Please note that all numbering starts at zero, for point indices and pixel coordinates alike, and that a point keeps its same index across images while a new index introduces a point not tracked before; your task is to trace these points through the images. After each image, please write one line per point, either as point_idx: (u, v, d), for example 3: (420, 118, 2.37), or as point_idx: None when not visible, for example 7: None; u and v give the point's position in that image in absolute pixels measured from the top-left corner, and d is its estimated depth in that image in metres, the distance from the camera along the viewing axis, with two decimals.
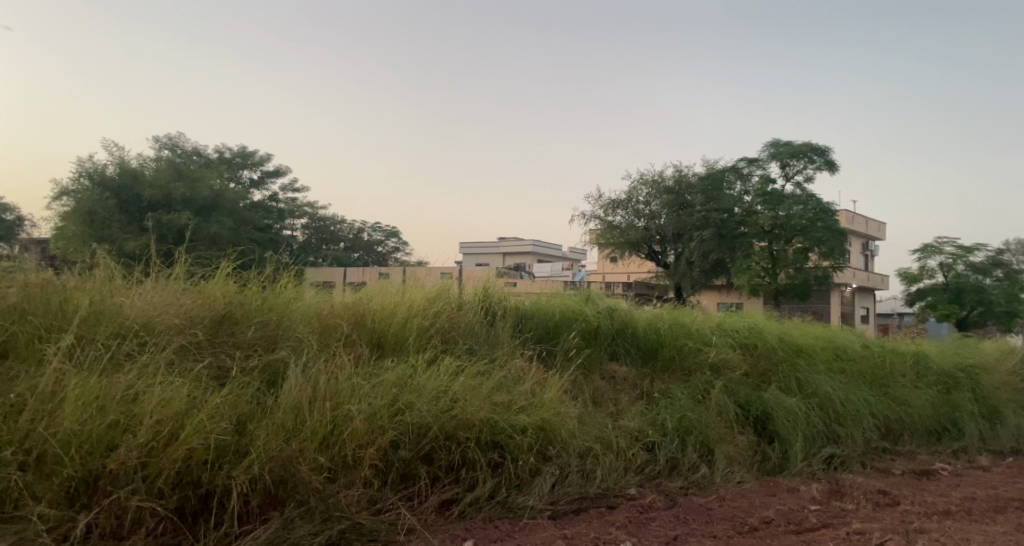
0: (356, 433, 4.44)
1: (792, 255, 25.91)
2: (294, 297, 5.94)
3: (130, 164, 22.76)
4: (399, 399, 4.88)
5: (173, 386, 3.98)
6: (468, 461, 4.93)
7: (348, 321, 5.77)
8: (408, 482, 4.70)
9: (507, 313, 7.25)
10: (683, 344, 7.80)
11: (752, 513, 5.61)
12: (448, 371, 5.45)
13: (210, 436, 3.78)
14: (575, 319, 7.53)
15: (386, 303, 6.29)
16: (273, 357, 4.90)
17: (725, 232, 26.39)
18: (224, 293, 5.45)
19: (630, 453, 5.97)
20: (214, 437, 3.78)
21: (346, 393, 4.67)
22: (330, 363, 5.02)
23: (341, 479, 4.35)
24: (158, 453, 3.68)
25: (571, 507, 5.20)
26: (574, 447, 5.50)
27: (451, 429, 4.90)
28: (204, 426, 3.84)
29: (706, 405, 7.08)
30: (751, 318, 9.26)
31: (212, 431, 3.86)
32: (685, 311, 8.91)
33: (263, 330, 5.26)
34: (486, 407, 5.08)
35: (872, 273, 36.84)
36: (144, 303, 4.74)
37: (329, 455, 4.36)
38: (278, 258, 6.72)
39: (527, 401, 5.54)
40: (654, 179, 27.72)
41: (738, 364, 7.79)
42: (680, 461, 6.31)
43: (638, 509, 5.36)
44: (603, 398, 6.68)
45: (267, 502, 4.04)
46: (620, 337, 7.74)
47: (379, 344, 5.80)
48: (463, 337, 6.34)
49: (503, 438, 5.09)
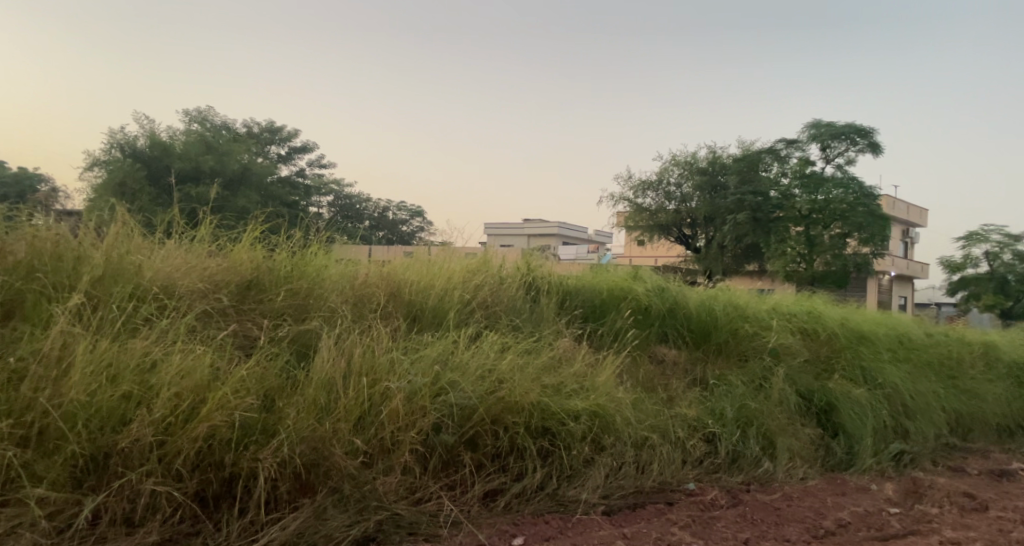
0: (395, 414, 3.97)
1: (828, 242, 24.89)
2: (324, 265, 5.46)
3: (159, 136, 22.51)
4: (441, 377, 4.39)
5: (194, 355, 3.52)
6: (516, 447, 4.44)
7: (384, 292, 5.28)
8: (450, 469, 4.23)
9: (552, 288, 6.73)
10: (739, 326, 7.22)
11: (825, 515, 5.14)
12: (493, 348, 4.95)
13: (235, 413, 3.31)
14: (624, 296, 6.97)
15: (424, 274, 5.81)
16: (304, 327, 4.43)
17: (760, 215, 25.15)
18: (251, 257, 4.98)
19: (689, 443, 5.44)
20: (240, 414, 3.32)
21: (384, 369, 4.21)
22: (365, 336, 4.54)
23: (379, 465, 3.89)
24: (177, 430, 3.22)
25: (626, 502, 4.70)
26: (630, 436, 4.99)
27: (497, 412, 4.40)
28: (228, 401, 3.38)
29: (767, 394, 6.53)
30: (808, 303, 8.65)
31: (237, 407, 3.40)
32: (739, 292, 8.31)
33: (292, 298, 4.79)
34: (536, 389, 4.58)
35: (911, 261, 35.72)
36: (164, 265, 4.30)
37: (364, 437, 3.90)
38: (306, 223, 6.22)
39: (579, 383, 5.02)
40: (686, 160, 26.73)
41: (798, 351, 7.25)
42: (742, 454, 5.77)
43: (700, 507, 4.86)
44: (657, 383, 6.13)
45: (297, 488, 3.59)
46: (671, 318, 7.12)
47: (416, 318, 5.31)
48: (507, 312, 5.85)
49: (554, 423, 4.60)
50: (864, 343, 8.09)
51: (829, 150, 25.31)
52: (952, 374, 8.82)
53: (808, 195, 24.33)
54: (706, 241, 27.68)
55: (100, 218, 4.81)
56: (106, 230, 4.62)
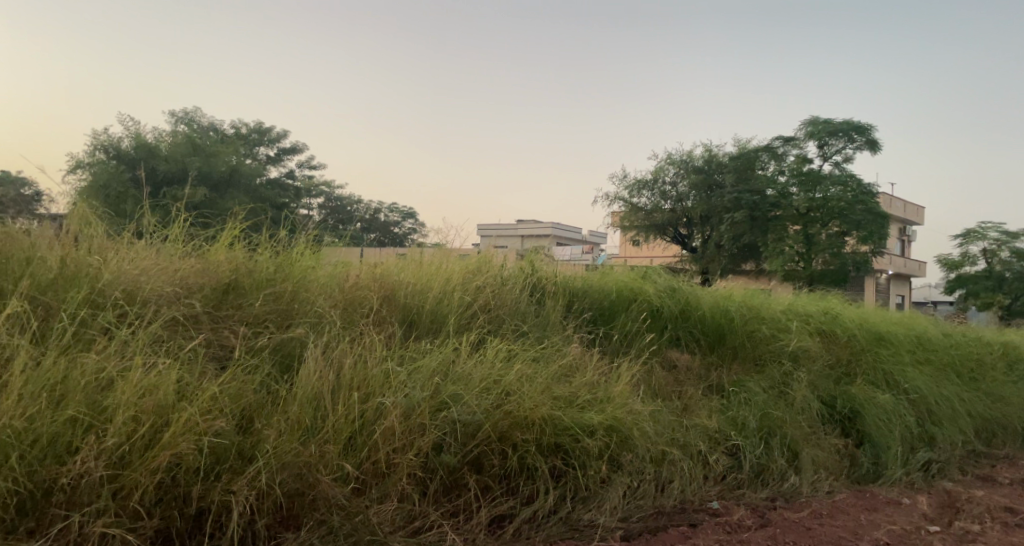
0: (392, 433, 3.52)
1: (825, 240, 24.08)
2: (311, 266, 4.99)
3: (145, 137, 21.87)
4: (442, 391, 3.94)
5: (156, 370, 3.05)
6: (526, 467, 3.98)
7: (377, 295, 4.81)
8: (453, 493, 3.77)
9: (557, 290, 6.27)
10: (756, 329, 6.79)
11: (860, 535, 4.72)
12: (497, 357, 4.49)
13: (205, 438, 2.85)
14: (635, 297, 6.52)
15: (421, 275, 5.35)
16: (287, 335, 3.97)
17: (757, 215, 24.81)
18: (229, 259, 4.52)
19: (711, 457, 5.00)
20: (210, 438, 2.85)
21: (378, 382, 3.75)
22: (356, 344, 4.08)
23: (372, 492, 3.43)
24: (135, 459, 2.75)
25: (646, 525, 4.25)
26: (649, 451, 4.54)
27: (504, 429, 3.94)
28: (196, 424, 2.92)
29: (789, 401, 6.10)
30: (825, 303, 8.23)
31: (205, 431, 2.92)
32: (752, 291, 7.87)
33: (275, 303, 4.33)
34: (546, 402, 4.12)
35: (908, 260, 35.44)
36: (129, 267, 3.82)
37: (356, 461, 3.44)
38: (292, 221, 5.74)
39: (593, 394, 4.56)
40: (682, 159, 26.29)
41: (818, 355, 6.83)
42: (766, 468, 5.33)
43: (726, 529, 4.40)
44: (672, 390, 5.68)
45: (277, 522, 3.12)
46: (685, 320, 6.64)
47: (412, 323, 4.85)
48: (510, 315, 5.39)
49: (567, 440, 4.14)
50: (884, 345, 7.68)
51: (827, 147, 24.91)
52: (973, 376, 8.42)
53: (806, 194, 23.91)
54: (702, 241, 27.29)
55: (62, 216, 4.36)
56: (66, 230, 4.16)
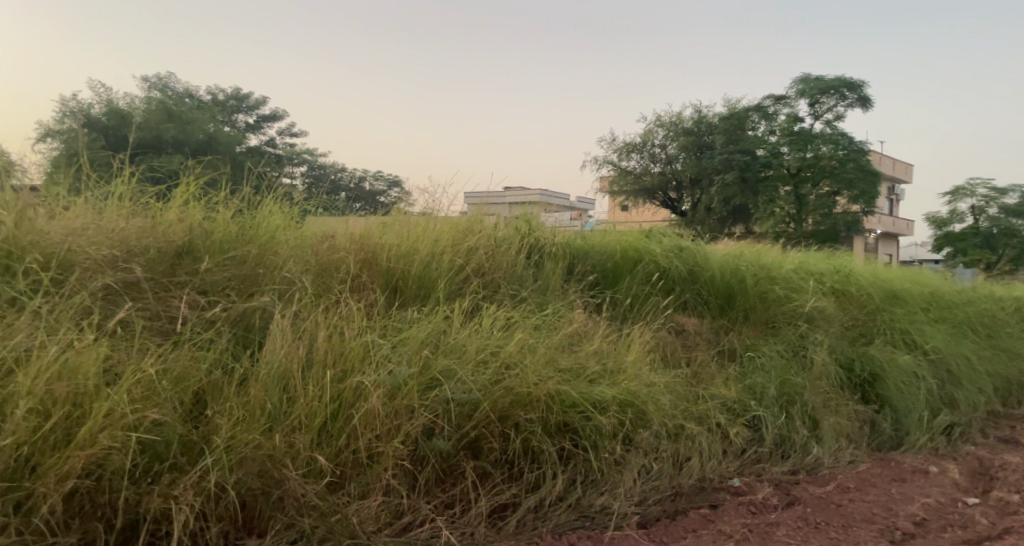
0: (375, 417, 3.01)
1: (820, 201, 22.39)
2: (281, 226, 4.41)
3: (116, 103, 20.68)
4: (432, 365, 3.42)
5: (72, 350, 2.57)
6: (530, 450, 3.47)
7: (355, 258, 4.23)
8: (448, 482, 3.26)
9: (555, 251, 5.69)
10: (768, 290, 6.29)
11: (896, 508, 4.23)
12: (494, 326, 3.97)
13: (129, 434, 2.39)
14: (640, 257, 5.98)
15: (405, 235, 4.76)
16: (249, 305, 3.42)
17: (748, 175, 23.23)
18: (182, 218, 3.94)
19: (731, 430, 4.51)
20: (134, 434, 2.39)
21: (357, 358, 3.23)
22: (331, 314, 3.54)
23: (351, 487, 2.93)
24: (42, 464, 2.30)
25: (664, 509, 3.75)
26: (664, 426, 4.04)
27: (505, 407, 3.43)
28: (120, 416, 2.46)
29: (807, 366, 5.62)
30: (837, 261, 7.73)
31: (132, 426, 2.46)
32: (763, 250, 7.36)
33: (237, 269, 3.78)
34: (551, 376, 3.61)
35: (897, 219, 35.14)
36: (54, 234, 3.34)
37: (332, 451, 2.93)
38: (261, 175, 5.11)
39: (602, 365, 4.05)
40: (670, 122, 25.33)
41: (835, 316, 6.35)
42: (788, 439, 4.85)
43: (750, 510, 3.91)
44: (683, 356, 5.19)
45: (237, 529, 2.63)
46: (694, 280, 6.11)
47: (397, 289, 4.28)
48: (505, 278, 4.83)
49: (575, 418, 3.64)
50: (900, 304, 7.22)
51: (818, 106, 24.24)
52: (989, 334, 7.99)
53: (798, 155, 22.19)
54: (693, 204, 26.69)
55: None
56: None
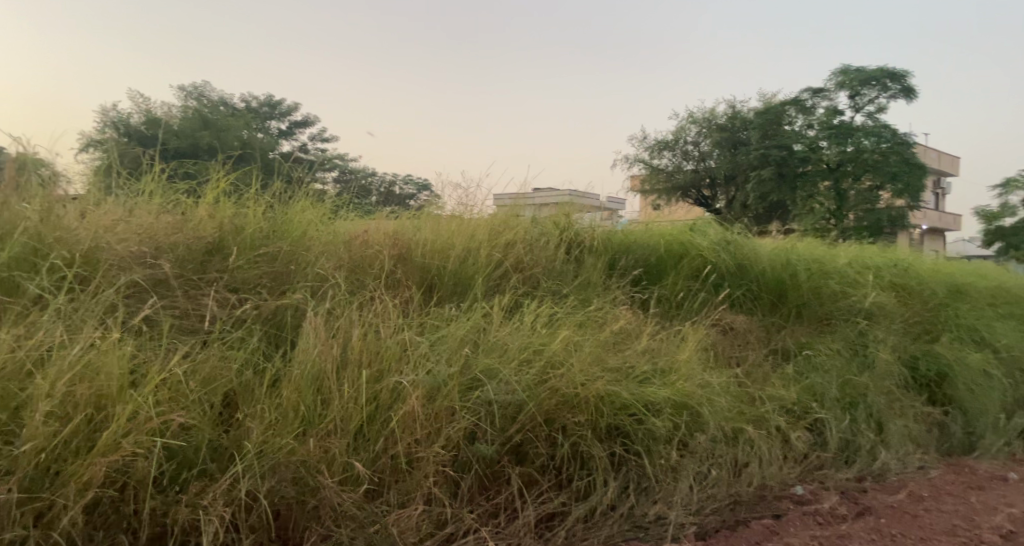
0: (414, 419, 2.80)
1: (856, 196, 17.34)
2: (311, 222, 4.22)
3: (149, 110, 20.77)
4: (473, 365, 3.19)
5: (94, 349, 2.39)
6: (579, 455, 3.22)
7: (388, 254, 4.02)
8: (492, 490, 3.03)
9: (595, 246, 5.41)
10: (823, 285, 5.95)
11: (979, 519, 3.87)
12: (537, 323, 3.72)
13: (153, 439, 2.20)
14: (685, 251, 5.67)
15: (439, 230, 4.54)
16: (280, 302, 3.24)
17: (786, 170, 18.09)
18: (211, 213, 3.78)
19: (791, 434, 4.21)
20: (159, 439, 2.20)
21: (393, 358, 3.02)
22: (366, 311, 3.34)
23: (390, 496, 2.71)
24: (63, 471, 2.12)
25: (724, 519, 3.46)
26: (721, 430, 3.75)
27: (552, 409, 3.19)
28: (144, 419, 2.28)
29: (869, 365, 5.27)
30: (894, 255, 7.32)
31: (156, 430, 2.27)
32: (814, 245, 6.99)
33: (269, 266, 3.62)
34: (600, 376, 3.36)
35: (943, 215, 34.01)
36: (82, 228, 3.20)
37: (368, 458, 2.73)
38: (291, 168, 4.93)
39: (652, 364, 3.79)
40: (705, 117, 20.71)
41: (896, 312, 5.96)
42: (852, 444, 4.52)
43: (818, 520, 3.60)
44: (735, 355, 4.89)
45: (271, 540, 2.44)
46: (744, 275, 5.78)
47: (432, 286, 4.06)
48: (544, 273, 4.58)
49: (626, 421, 3.38)
50: (963, 299, 6.80)
51: None
52: None
53: (838, 146, 17.17)
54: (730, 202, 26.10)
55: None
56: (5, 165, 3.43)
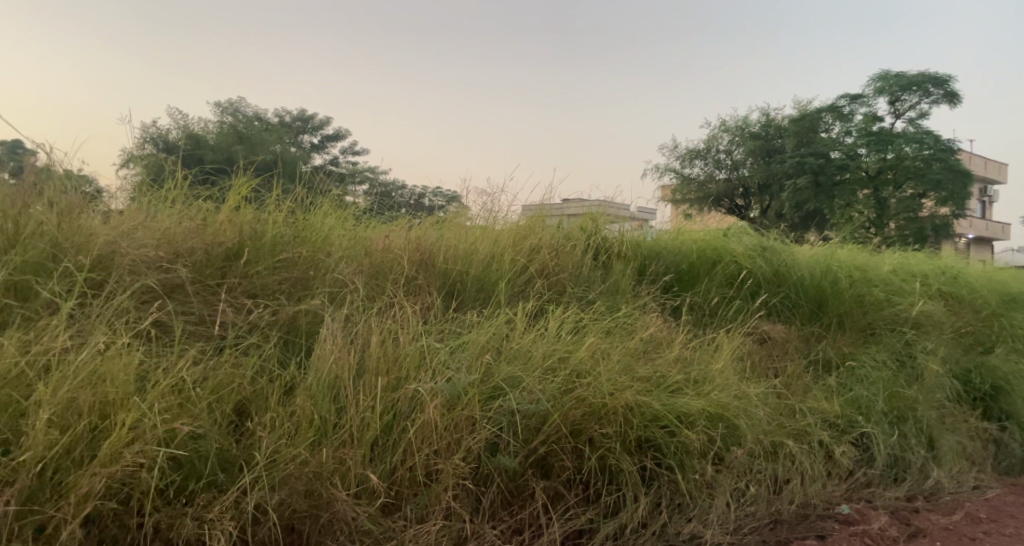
0: (433, 430, 2.67)
1: (897, 204, 16.81)
2: (332, 228, 4.14)
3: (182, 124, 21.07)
4: (495, 373, 3.06)
5: (101, 354, 2.31)
6: (607, 469, 3.06)
7: (410, 260, 3.92)
8: (516, 505, 2.87)
9: (624, 252, 5.24)
10: (865, 293, 5.69)
11: None
12: (564, 329, 3.57)
13: (157, 449, 2.10)
14: (719, 258, 5.46)
15: (462, 236, 4.42)
16: (297, 307, 3.15)
17: (822, 179, 17.15)
18: (230, 217, 3.70)
19: (835, 449, 3.98)
20: (163, 449, 2.10)
21: (412, 365, 2.90)
22: (386, 318, 3.22)
23: (407, 511, 2.58)
24: (64, 482, 2.03)
25: (764, 539, 3.26)
26: (760, 444, 3.55)
27: (578, 420, 3.03)
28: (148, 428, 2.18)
29: (916, 377, 5.00)
30: (939, 262, 7.01)
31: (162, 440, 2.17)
32: (854, 251, 6.72)
33: (288, 272, 3.53)
34: (630, 386, 3.19)
35: (987, 224, 33.00)
36: (99, 232, 3.15)
37: (385, 471, 2.60)
38: (313, 174, 4.86)
39: (685, 374, 3.60)
40: (738, 124, 19.87)
41: (945, 320, 5.67)
42: (900, 460, 4.26)
43: (866, 542, 3.37)
44: (773, 366, 4.66)
45: None
46: (782, 282, 5.55)
47: (455, 293, 3.94)
48: (571, 280, 4.43)
49: (658, 433, 3.21)
50: (1016, 309, 6.47)
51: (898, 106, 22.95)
52: None
53: (877, 154, 16.67)
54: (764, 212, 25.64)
55: (20, 144, 3.56)
56: (25, 168, 3.39)
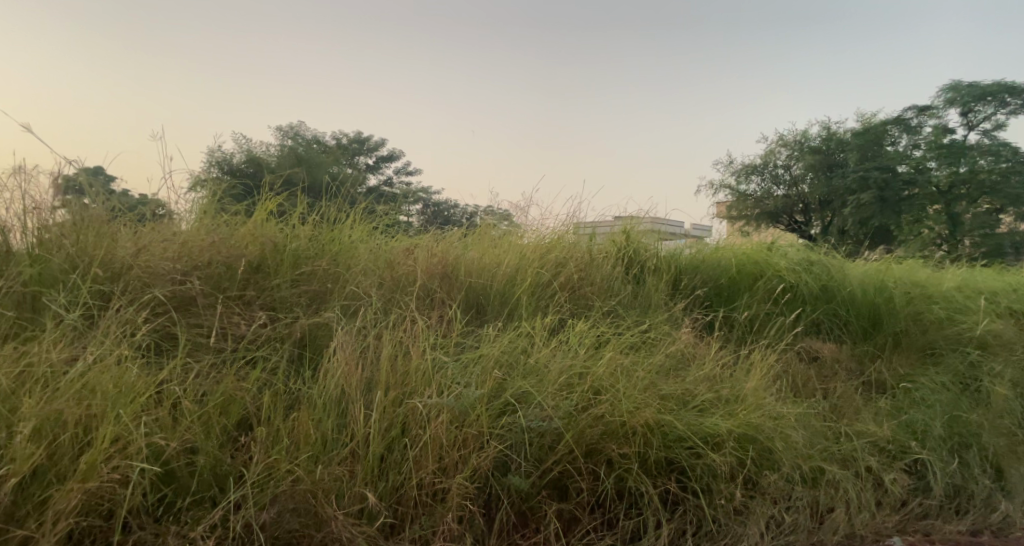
0: (437, 447, 2.57)
1: (971, 219, 15.21)
2: (356, 242, 4.10)
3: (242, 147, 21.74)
4: (507, 389, 2.94)
5: (93, 368, 2.32)
6: (627, 492, 2.88)
7: (431, 274, 3.84)
8: (529, 529, 2.72)
9: (658, 266, 5.05)
10: (923, 310, 5.33)
11: None
12: (585, 345, 3.44)
13: (135, 463, 2.09)
14: (761, 271, 5.22)
15: (488, 251, 4.31)
16: (310, 321, 3.09)
17: (888, 194, 16.07)
18: (250, 231, 3.61)
19: (886, 476, 3.68)
20: (140, 464, 2.09)
21: (421, 379, 2.81)
22: (399, 330, 3.15)
23: (408, 531, 2.46)
24: (44, 497, 2.03)
25: None
26: (799, 468, 3.30)
27: (594, 440, 2.88)
28: (130, 441, 2.17)
29: (982, 400, 4.62)
30: (1012, 280, 6.53)
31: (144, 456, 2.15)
32: (914, 267, 6.33)
33: (307, 284, 3.49)
34: (650, 404, 3.03)
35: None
36: (119, 242, 3.19)
37: (386, 489, 2.50)
38: (343, 187, 4.85)
39: (716, 392, 3.40)
40: (796, 139, 19.24)
41: (1015, 341, 5.24)
42: (962, 490, 3.91)
43: None
44: (818, 386, 4.38)
45: None
46: (830, 297, 5.26)
47: (477, 309, 3.84)
48: (599, 295, 4.27)
49: (682, 454, 3.02)
50: None
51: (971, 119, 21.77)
52: None
53: (948, 168, 15.60)
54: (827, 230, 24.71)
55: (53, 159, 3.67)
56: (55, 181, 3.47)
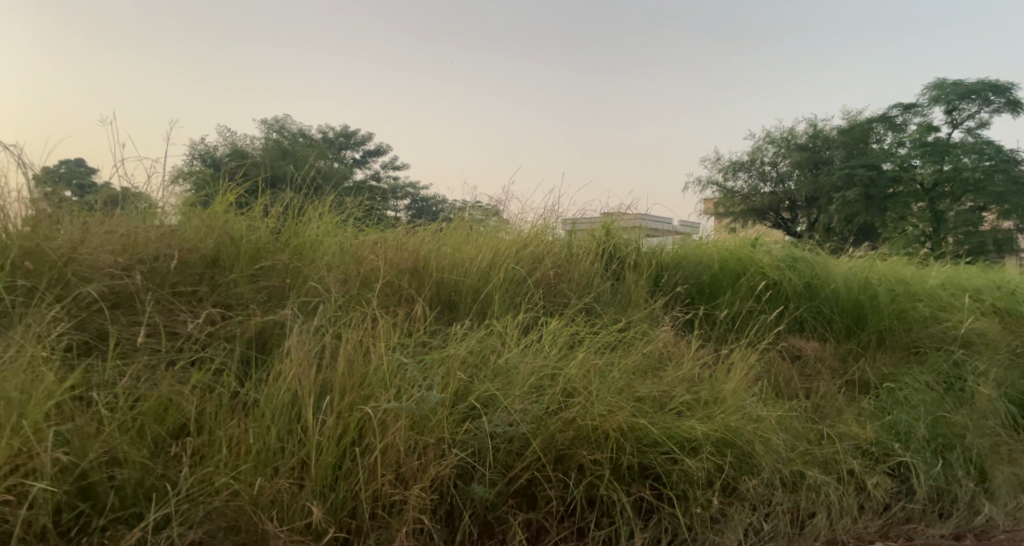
0: (393, 454, 2.40)
1: (955, 216, 15.07)
2: (323, 234, 3.92)
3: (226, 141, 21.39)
4: (472, 392, 2.78)
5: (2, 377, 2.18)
6: (598, 501, 2.73)
7: (399, 269, 3.67)
8: (494, 540, 2.57)
9: (639, 262, 4.91)
10: (908, 308, 5.22)
11: None
12: (558, 344, 3.28)
13: (31, 483, 1.97)
14: (745, 268, 5.08)
15: (460, 246, 4.14)
16: (265, 319, 2.92)
17: (874, 192, 16.06)
18: (206, 222, 3.42)
19: (868, 480, 3.55)
20: (36, 484, 1.95)
21: (380, 380, 2.64)
22: (360, 328, 2.98)
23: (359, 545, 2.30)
24: None
25: None
26: (779, 473, 3.16)
27: (564, 446, 2.73)
28: (34, 458, 2.04)
29: (967, 400, 4.50)
30: (999, 278, 6.43)
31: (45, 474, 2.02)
32: (900, 265, 6.22)
33: (266, 280, 3.31)
34: (623, 407, 2.87)
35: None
36: (61, 233, 3.01)
37: (336, 500, 2.33)
38: (313, 179, 4.66)
39: (694, 394, 3.26)
40: (784, 136, 19.17)
41: (1001, 338, 5.14)
42: (946, 493, 3.78)
43: None
44: (800, 386, 4.26)
45: None
46: (814, 295, 5.13)
47: (447, 306, 3.68)
48: (575, 292, 4.12)
49: (658, 460, 2.87)
50: None
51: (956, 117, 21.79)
52: None
53: (932, 165, 15.34)
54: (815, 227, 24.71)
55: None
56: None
